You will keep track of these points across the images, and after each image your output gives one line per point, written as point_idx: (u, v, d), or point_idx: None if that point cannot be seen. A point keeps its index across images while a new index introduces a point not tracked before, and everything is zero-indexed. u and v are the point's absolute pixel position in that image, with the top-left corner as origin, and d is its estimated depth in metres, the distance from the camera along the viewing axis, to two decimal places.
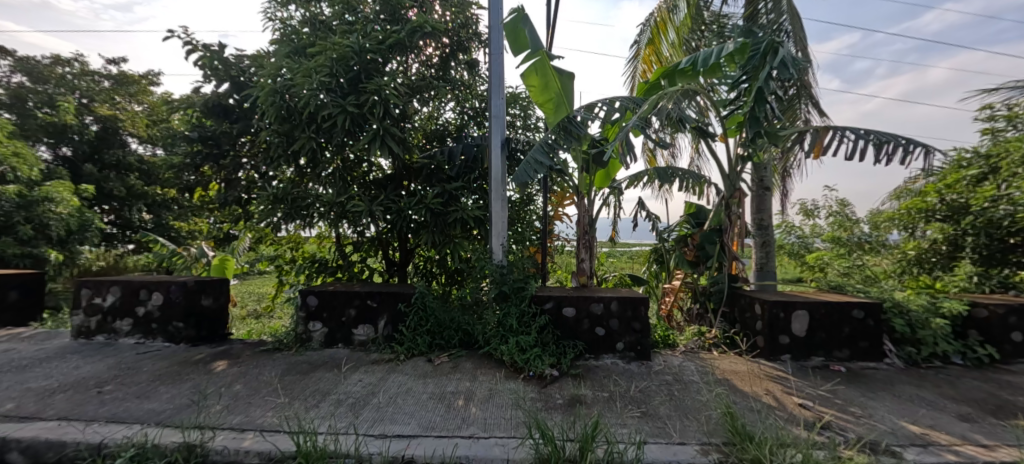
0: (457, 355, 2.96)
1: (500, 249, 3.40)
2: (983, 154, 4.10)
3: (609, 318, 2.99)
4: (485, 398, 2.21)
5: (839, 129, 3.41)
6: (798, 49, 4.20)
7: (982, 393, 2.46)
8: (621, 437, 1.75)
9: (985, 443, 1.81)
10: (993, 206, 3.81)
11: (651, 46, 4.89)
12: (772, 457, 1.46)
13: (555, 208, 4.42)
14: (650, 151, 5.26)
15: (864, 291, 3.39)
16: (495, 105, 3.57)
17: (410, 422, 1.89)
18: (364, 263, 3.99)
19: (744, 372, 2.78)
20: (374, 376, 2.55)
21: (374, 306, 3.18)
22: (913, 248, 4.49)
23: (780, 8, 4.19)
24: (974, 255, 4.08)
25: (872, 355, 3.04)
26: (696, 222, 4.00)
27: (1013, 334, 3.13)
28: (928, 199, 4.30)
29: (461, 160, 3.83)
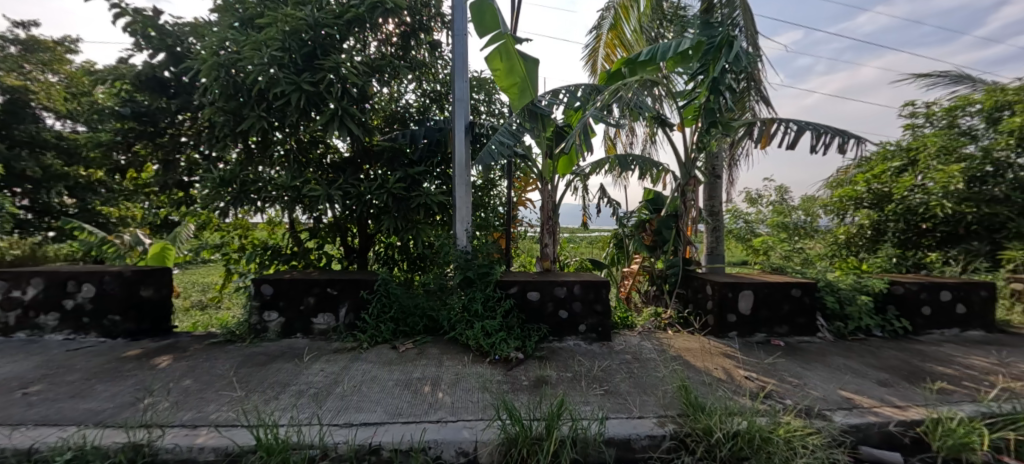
0: (422, 341, 2.94)
1: (464, 235, 3.36)
2: (904, 148, 4.74)
3: (572, 301, 3.08)
4: (452, 383, 2.21)
5: (785, 121, 3.65)
6: (749, 44, 4.37)
7: (896, 361, 2.79)
8: (585, 414, 1.82)
9: (898, 404, 2.06)
10: (911, 195, 4.42)
11: (614, 30, 4.86)
12: (721, 426, 1.59)
13: (519, 193, 4.41)
14: (609, 139, 5.38)
15: (802, 272, 3.71)
16: (460, 88, 3.49)
17: (376, 410, 1.87)
18: (321, 250, 3.80)
19: (696, 349, 2.97)
20: (336, 365, 2.49)
21: (335, 294, 3.08)
22: (844, 232, 4.98)
23: (733, 4, 4.29)
24: (893, 238, 4.71)
25: (807, 330, 3.35)
26: (654, 208, 4.15)
27: (923, 309, 3.55)
28: (858, 188, 4.81)
29: (423, 143, 3.71)
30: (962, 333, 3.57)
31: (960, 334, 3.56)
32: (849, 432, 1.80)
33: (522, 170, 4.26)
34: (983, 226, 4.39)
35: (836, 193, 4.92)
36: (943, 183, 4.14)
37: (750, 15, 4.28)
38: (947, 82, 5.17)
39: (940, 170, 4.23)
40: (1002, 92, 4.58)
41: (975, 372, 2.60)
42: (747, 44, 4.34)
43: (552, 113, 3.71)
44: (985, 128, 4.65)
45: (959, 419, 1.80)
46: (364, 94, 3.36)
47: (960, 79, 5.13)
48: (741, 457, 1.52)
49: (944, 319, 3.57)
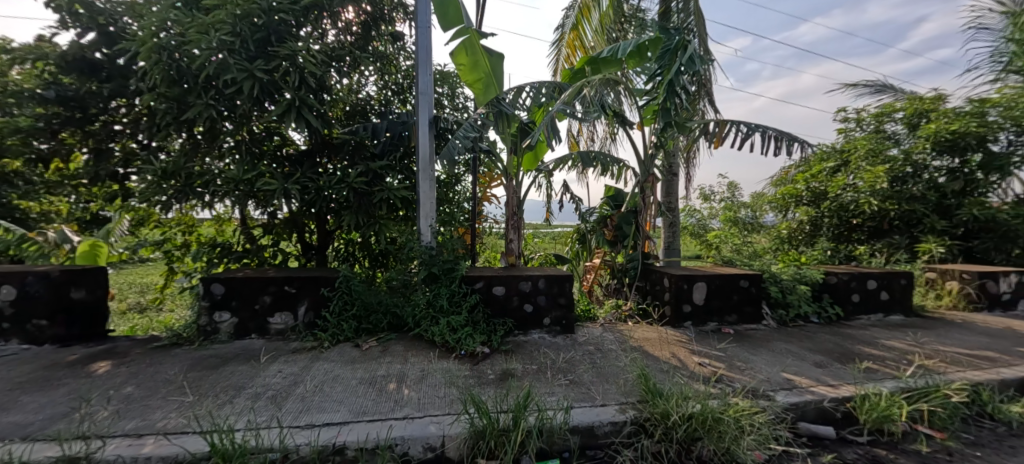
0: (387, 339, 2.88)
1: (429, 230, 3.30)
2: (838, 149, 5.22)
3: (537, 295, 3.13)
4: (418, 379, 2.19)
5: (736, 123, 3.87)
6: (703, 48, 4.59)
7: (830, 344, 3.06)
8: (550, 404, 1.86)
9: (831, 383, 2.27)
10: (844, 193, 4.92)
11: (575, 31, 4.86)
12: (678, 409, 1.68)
13: (484, 189, 4.39)
14: (572, 136, 5.48)
15: (749, 264, 3.98)
16: (424, 81, 3.42)
17: (339, 409, 1.82)
18: (276, 247, 3.61)
19: (654, 339, 3.11)
20: (296, 366, 2.39)
21: (293, 293, 2.95)
22: (787, 228, 5.46)
23: (688, 9, 4.48)
24: (829, 233, 5.25)
25: (754, 318, 3.60)
26: (615, 204, 4.33)
27: (853, 296, 3.90)
28: (798, 187, 5.25)
29: (386, 136, 3.60)
30: (886, 317, 3.97)
31: (884, 318, 3.96)
32: (791, 409, 1.97)
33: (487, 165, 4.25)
34: (903, 221, 4.92)
35: (780, 191, 5.37)
36: (871, 182, 4.64)
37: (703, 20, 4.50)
38: (873, 91, 5.69)
39: (868, 171, 4.74)
40: (919, 101, 5.11)
41: (894, 352, 2.91)
42: (700, 49, 4.55)
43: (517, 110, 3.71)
44: (905, 133, 5.16)
45: (882, 394, 2.01)
46: (323, 83, 3.22)
47: (884, 88, 5.66)
48: (695, 437, 1.63)
49: (871, 305, 3.95)
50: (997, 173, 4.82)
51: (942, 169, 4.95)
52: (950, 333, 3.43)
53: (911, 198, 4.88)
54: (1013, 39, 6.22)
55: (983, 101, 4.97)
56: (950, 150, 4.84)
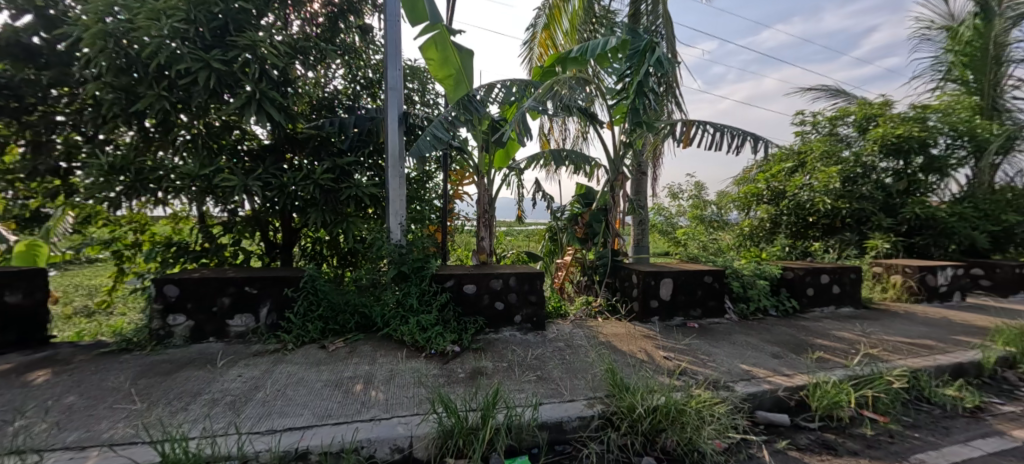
0: (354, 339, 2.82)
1: (399, 228, 3.25)
2: (796, 151, 5.53)
3: (507, 293, 3.13)
4: (386, 379, 2.15)
5: (702, 124, 3.99)
6: (671, 51, 4.71)
7: (786, 336, 3.22)
8: (519, 401, 1.87)
9: (786, 373, 2.39)
10: (800, 192, 5.24)
11: (547, 31, 4.93)
12: (643, 402, 1.73)
13: (456, 186, 4.36)
14: (543, 134, 5.51)
15: (714, 260, 4.14)
16: (393, 76, 3.35)
17: (303, 413, 1.76)
18: (238, 246, 3.45)
19: (622, 334, 3.18)
20: (257, 369, 2.30)
21: (254, 294, 2.83)
22: (749, 225, 5.77)
23: (657, 11, 4.59)
24: (786, 230, 5.57)
25: (717, 312, 3.74)
26: (585, 203, 4.36)
27: (809, 290, 4.11)
28: (759, 186, 5.58)
29: (354, 132, 3.51)
30: (837, 309, 4.21)
31: (835, 310, 4.20)
32: (749, 399, 2.06)
33: (458, 163, 4.21)
34: (854, 219, 5.25)
35: (743, 190, 5.68)
36: (825, 181, 5.01)
37: (671, 23, 4.62)
38: (829, 96, 6.01)
39: (822, 171, 5.09)
40: (869, 106, 5.43)
41: (844, 342, 3.10)
42: (668, 52, 4.67)
43: (488, 106, 3.69)
44: (856, 137, 5.48)
45: (832, 381, 2.13)
46: (287, 76, 3.10)
47: (838, 93, 5.98)
48: (659, 429, 1.68)
49: (824, 298, 4.18)
50: (937, 174, 5.20)
51: (889, 170, 5.29)
52: (893, 323, 3.68)
53: (861, 197, 5.20)
54: (951, 50, 6.71)
55: (925, 108, 5.34)
56: (896, 153, 5.18)
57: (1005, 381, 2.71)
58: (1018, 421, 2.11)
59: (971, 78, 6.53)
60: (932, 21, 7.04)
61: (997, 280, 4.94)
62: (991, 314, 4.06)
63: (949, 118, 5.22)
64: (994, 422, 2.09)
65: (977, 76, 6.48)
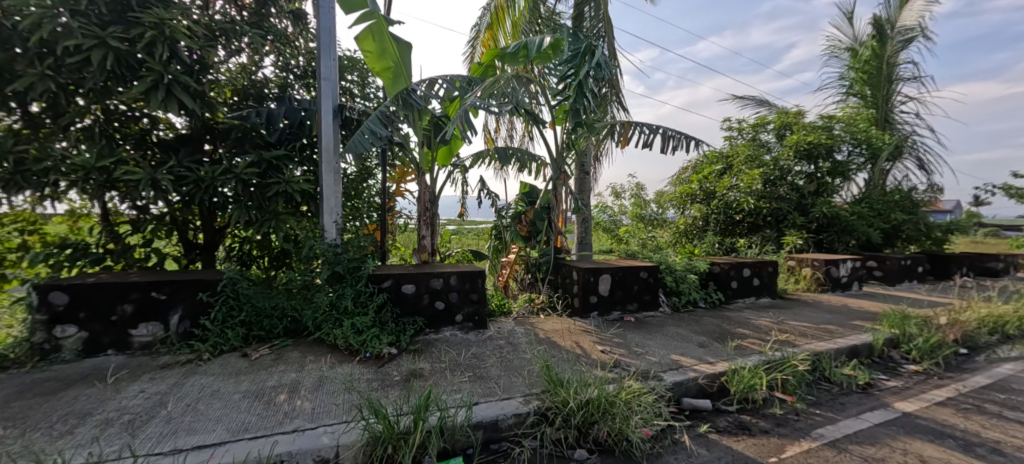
0: (282, 346, 2.65)
1: (334, 227, 3.09)
2: (725, 155, 6.07)
3: (448, 292, 3.10)
4: (313, 387, 2.04)
5: (639, 125, 4.18)
6: (612, 55, 4.88)
7: (712, 326, 3.47)
8: (453, 402, 1.85)
9: (710, 361, 2.57)
10: (729, 192, 5.78)
11: (490, 31, 5.00)
12: (576, 396, 1.78)
13: (397, 183, 4.19)
14: (488, 132, 5.52)
15: (650, 257, 4.41)
16: (326, 67, 3.18)
17: (215, 429, 1.62)
18: (149, 247, 3.11)
19: (562, 330, 3.26)
20: (164, 383, 2.08)
21: (163, 300, 2.57)
22: (684, 223, 6.23)
23: (599, 16, 4.74)
24: (714, 227, 6.08)
25: (652, 306, 3.95)
26: (529, 201, 4.40)
27: (733, 283, 4.46)
28: (693, 186, 6.07)
29: (284, 124, 3.29)
30: (758, 300, 4.60)
31: (756, 300, 4.59)
32: (675, 388, 2.19)
33: (400, 159, 4.09)
34: (773, 218, 5.81)
35: (680, 190, 6.17)
36: (749, 183, 5.56)
37: (611, 28, 4.79)
38: (754, 105, 6.56)
39: (747, 174, 5.61)
40: (786, 115, 5.98)
41: (761, 330, 3.39)
42: (608, 56, 4.84)
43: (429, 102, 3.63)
44: (775, 142, 6.03)
45: (747, 367, 2.32)
46: (205, 62, 2.84)
47: (763, 102, 6.54)
48: (591, 421, 1.74)
49: (746, 290, 4.56)
50: (840, 177, 5.85)
51: (802, 174, 5.86)
52: (803, 312, 4.09)
53: (778, 198, 5.75)
54: (853, 67, 7.57)
55: (831, 118, 5.99)
56: (807, 158, 5.76)
57: (890, 359, 3.11)
58: (898, 394, 2.44)
59: (868, 93, 7.41)
60: (838, 41, 7.90)
61: (887, 271, 5.60)
62: (881, 301, 4.64)
63: (850, 128, 5.90)
64: (880, 396, 2.39)
65: (873, 91, 7.38)
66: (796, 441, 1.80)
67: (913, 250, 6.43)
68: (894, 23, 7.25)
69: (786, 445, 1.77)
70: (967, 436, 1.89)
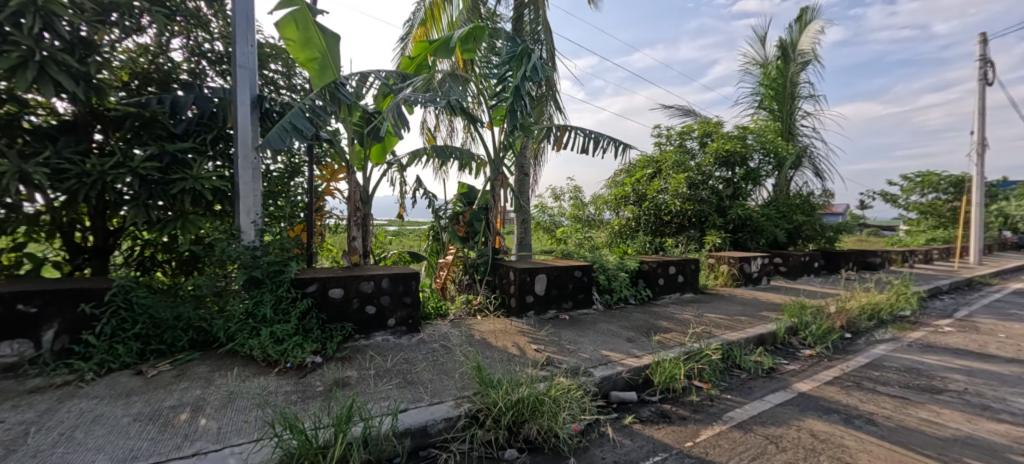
0: (186, 360, 2.41)
1: (252, 228, 2.87)
2: (655, 159, 6.53)
3: (380, 296, 3.01)
4: (223, 404, 1.87)
5: (574, 130, 4.35)
6: (551, 60, 5.01)
7: (640, 321, 3.69)
8: (379, 410, 1.78)
9: (636, 354, 2.73)
10: (658, 195, 6.27)
11: (424, 27, 4.96)
12: (507, 396, 1.80)
13: (328, 182, 3.88)
14: (428, 131, 5.44)
15: (585, 256, 4.62)
16: (243, 53, 2.96)
17: (96, 459, 1.42)
18: (19, 250, 2.66)
19: (498, 331, 3.28)
20: (32, 411, 1.78)
21: (33, 314, 2.20)
22: (619, 224, 6.60)
23: (538, 20, 4.83)
24: (644, 227, 6.55)
25: (585, 303, 4.12)
26: (467, 202, 4.49)
27: (660, 280, 4.78)
28: (627, 189, 6.50)
29: (190, 115, 2.95)
30: (682, 295, 4.96)
31: (680, 296, 4.96)
32: (604, 382, 2.30)
33: (330, 156, 3.86)
34: (697, 219, 6.34)
35: (616, 193, 6.55)
36: (675, 186, 6.03)
37: (550, 34, 4.92)
38: (681, 115, 7.08)
39: (674, 178, 6.10)
40: (707, 125, 6.52)
41: (682, 323, 3.67)
42: (546, 61, 4.97)
43: (360, 98, 3.54)
44: (698, 149, 6.57)
45: (669, 359, 2.51)
46: (93, 40, 2.49)
47: (688, 112, 7.08)
48: (522, 420, 1.77)
49: (672, 286, 4.90)
50: (752, 183, 6.52)
51: (721, 179, 6.48)
52: (719, 305, 4.50)
53: (700, 200, 6.27)
54: (763, 84, 8.45)
55: (745, 129, 6.63)
56: (725, 164, 6.43)
57: (790, 345, 3.51)
58: (794, 376, 2.76)
59: (775, 108, 8.29)
60: (751, 59, 8.77)
61: (791, 267, 6.30)
62: (784, 293, 5.24)
63: (761, 138, 6.57)
64: (780, 379, 2.69)
65: (779, 106, 8.27)
66: (708, 425, 1.96)
67: (811, 247, 7.30)
68: (795, 47, 8.20)
69: (700, 429, 1.92)
70: (847, 409, 2.19)
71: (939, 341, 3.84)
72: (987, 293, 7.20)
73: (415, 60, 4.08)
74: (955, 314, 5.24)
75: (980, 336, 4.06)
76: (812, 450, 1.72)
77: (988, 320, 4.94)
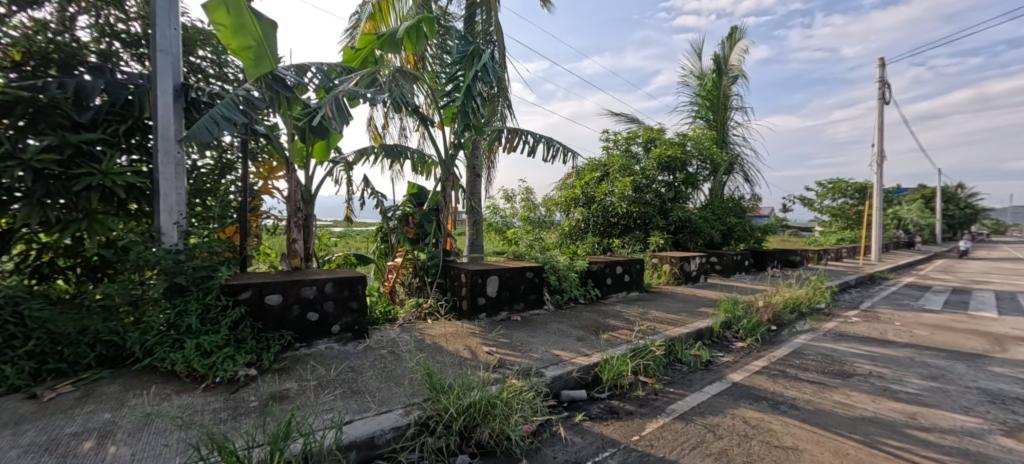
0: (93, 379, 2.15)
1: (175, 230, 2.62)
2: (602, 163, 6.82)
3: (324, 301, 2.87)
4: (138, 428, 1.68)
5: (526, 133, 4.41)
6: (502, 63, 5.05)
7: (589, 321, 3.82)
8: (320, 424, 1.69)
9: (586, 353, 2.82)
10: (606, 197, 6.52)
11: (371, 22, 4.77)
12: (458, 401, 1.79)
13: (265, 180, 3.60)
14: (376, 129, 5.26)
15: (536, 257, 4.70)
16: (164, 36, 2.70)
17: None
18: None
19: (450, 334, 3.24)
20: None
21: None
22: (569, 226, 6.79)
23: (490, 21, 4.83)
24: (593, 228, 6.80)
25: (536, 304, 4.20)
26: (417, 202, 4.39)
27: (608, 279, 4.98)
28: (576, 192, 6.71)
29: (98, 102, 2.61)
30: (628, 294, 5.21)
31: (627, 294, 5.20)
32: (555, 382, 2.35)
33: (266, 151, 3.61)
34: (641, 221, 6.69)
35: (566, 195, 6.73)
36: (622, 189, 6.33)
37: (502, 36, 4.96)
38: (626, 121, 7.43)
39: (620, 181, 6.39)
40: (651, 131, 6.90)
41: (628, 321, 3.85)
42: (498, 62, 4.99)
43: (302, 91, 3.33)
44: (643, 155, 6.93)
45: (616, 357, 2.62)
46: None
47: (633, 119, 7.45)
48: (473, 425, 1.77)
49: (618, 285, 5.13)
50: (690, 187, 6.99)
51: (664, 182, 6.86)
52: (661, 302, 4.78)
53: (644, 203, 6.61)
54: (700, 95, 9.08)
55: (684, 136, 7.09)
56: (667, 169, 6.86)
57: (724, 339, 3.80)
58: (728, 367, 3.00)
59: (711, 117, 8.95)
60: (688, 71, 9.39)
61: (725, 265, 6.83)
62: (719, 290, 5.67)
63: (699, 145, 7.06)
64: (716, 371, 2.91)
65: (714, 116, 8.93)
66: (653, 419, 2.08)
67: (742, 247, 7.96)
68: (727, 62, 8.91)
69: (645, 423, 2.03)
70: (773, 396, 2.42)
71: (848, 330, 4.35)
72: (885, 286, 8.28)
73: (361, 54, 3.92)
74: (861, 306, 5.98)
75: (880, 325, 4.67)
76: (744, 436, 1.88)
77: (886, 310, 5.68)
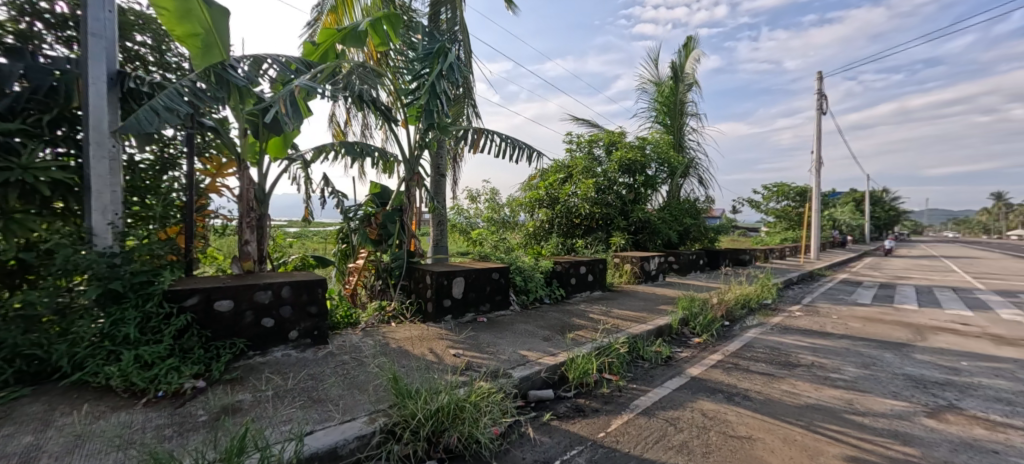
0: (12, 399, 1.89)
1: (109, 231, 2.40)
2: (566, 165, 6.93)
3: (280, 306, 2.73)
4: (65, 451, 1.51)
5: (491, 133, 4.41)
6: (468, 62, 5.02)
7: (554, 320, 3.88)
8: (279, 436, 1.60)
9: (552, 352, 2.86)
10: (569, 198, 6.65)
11: (332, 14, 4.61)
12: (426, 405, 1.77)
13: (212, 178, 3.37)
14: (336, 126, 5.06)
15: (502, 258, 4.70)
16: (98, 18, 2.45)
17: None
18: None
19: (415, 338, 3.17)
20: None
21: None
22: (534, 226, 6.86)
23: (455, 19, 4.79)
24: (557, 228, 6.90)
25: (502, 305, 4.20)
26: (380, 202, 4.22)
27: (572, 279, 5.08)
28: (541, 192, 6.78)
29: (16, 88, 2.30)
30: (591, 293, 5.34)
31: (590, 293, 5.34)
32: (523, 382, 2.37)
33: (215, 148, 3.35)
34: (603, 222, 6.87)
35: (530, 196, 6.80)
36: (585, 190, 6.48)
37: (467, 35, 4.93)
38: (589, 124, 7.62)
39: (584, 183, 6.54)
40: (612, 134, 7.12)
41: (592, 320, 3.95)
42: (464, 62, 4.95)
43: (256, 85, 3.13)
44: (604, 157, 7.14)
45: (582, 355, 2.68)
46: None
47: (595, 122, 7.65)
48: (441, 429, 1.76)
49: (582, 285, 5.25)
50: (649, 189, 7.28)
51: (625, 184, 7.08)
52: (623, 301, 4.94)
53: (606, 204, 6.82)
54: (657, 101, 9.48)
55: (644, 140, 7.37)
56: (628, 171, 7.08)
57: (683, 335, 3.99)
58: (686, 362, 3.15)
59: (668, 122, 9.36)
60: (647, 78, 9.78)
61: (681, 264, 7.18)
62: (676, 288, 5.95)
63: (657, 149, 7.37)
64: (675, 366, 3.05)
65: (671, 121, 9.35)
66: (618, 415, 2.14)
67: (697, 246, 8.40)
68: (682, 70, 9.36)
69: (611, 419, 2.09)
70: (729, 388, 2.57)
71: (792, 324, 4.70)
72: (823, 283, 9.03)
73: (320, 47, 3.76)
74: (804, 301, 6.47)
75: (820, 318, 5.08)
76: (703, 428, 1.99)
77: (825, 305, 6.19)
